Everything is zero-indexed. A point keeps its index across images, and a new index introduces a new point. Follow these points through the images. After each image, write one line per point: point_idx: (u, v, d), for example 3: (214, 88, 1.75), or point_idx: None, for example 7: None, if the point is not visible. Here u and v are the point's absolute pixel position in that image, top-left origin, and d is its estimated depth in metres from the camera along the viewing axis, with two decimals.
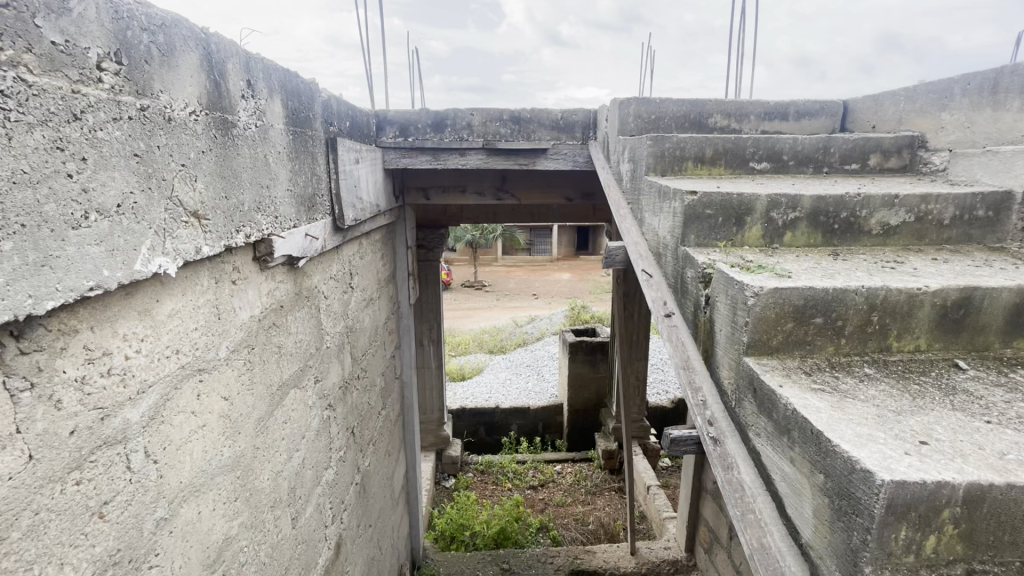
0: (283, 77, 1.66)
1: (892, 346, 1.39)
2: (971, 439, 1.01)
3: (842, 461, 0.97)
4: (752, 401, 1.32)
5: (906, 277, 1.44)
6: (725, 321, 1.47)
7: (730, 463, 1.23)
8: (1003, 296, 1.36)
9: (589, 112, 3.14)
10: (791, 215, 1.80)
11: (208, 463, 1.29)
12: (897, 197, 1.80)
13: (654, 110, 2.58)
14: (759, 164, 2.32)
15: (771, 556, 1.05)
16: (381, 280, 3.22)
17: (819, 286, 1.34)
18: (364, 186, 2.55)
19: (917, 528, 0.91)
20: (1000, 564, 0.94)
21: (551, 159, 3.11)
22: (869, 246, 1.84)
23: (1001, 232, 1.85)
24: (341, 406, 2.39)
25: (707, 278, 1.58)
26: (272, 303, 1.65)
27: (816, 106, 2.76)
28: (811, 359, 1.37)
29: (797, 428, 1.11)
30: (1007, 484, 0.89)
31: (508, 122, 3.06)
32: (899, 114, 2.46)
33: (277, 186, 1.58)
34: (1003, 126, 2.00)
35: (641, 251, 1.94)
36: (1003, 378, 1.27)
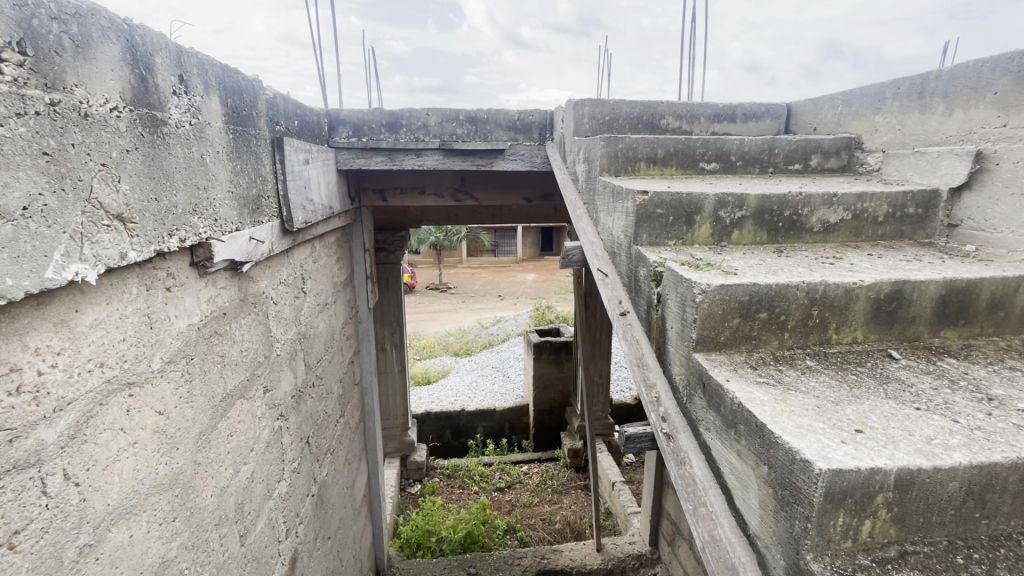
0: (221, 73, 1.59)
1: (831, 339, 1.44)
2: (902, 426, 1.06)
3: (784, 452, 0.99)
4: (702, 396, 1.34)
5: (843, 272, 1.50)
6: (675, 318, 1.49)
7: (683, 458, 1.25)
8: (931, 289, 1.43)
9: (545, 113, 3.16)
10: (738, 213, 1.85)
11: (140, 483, 1.21)
12: (835, 197, 1.88)
13: (608, 111, 2.61)
14: (708, 165, 2.39)
15: (722, 548, 1.07)
16: (336, 284, 3.13)
17: (762, 282, 1.38)
18: (315, 188, 2.47)
19: (854, 514, 0.94)
20: (928, 544, 0.98)
21: (509, 159, 3.11)
22: (811, 242, 1.91)
23: (929, 229, 1.96)
24: (294, 416, 2.30)
25: (658, 276, 1.61)
26: (213, 310, 1.57)
27: (761, 108, 2.86)
28: (757, 354, 1.41)
29: (743, 422, 1.13)
30: (934, 468, 0.93)
31: (464, 122, 3.03)
32: (838, 117, 2.58)
33: (215, 187, 1.51)
34: (930, 128, 2.10)
35: (597, 251, 1.96)
36: (932, 367, 1.34)
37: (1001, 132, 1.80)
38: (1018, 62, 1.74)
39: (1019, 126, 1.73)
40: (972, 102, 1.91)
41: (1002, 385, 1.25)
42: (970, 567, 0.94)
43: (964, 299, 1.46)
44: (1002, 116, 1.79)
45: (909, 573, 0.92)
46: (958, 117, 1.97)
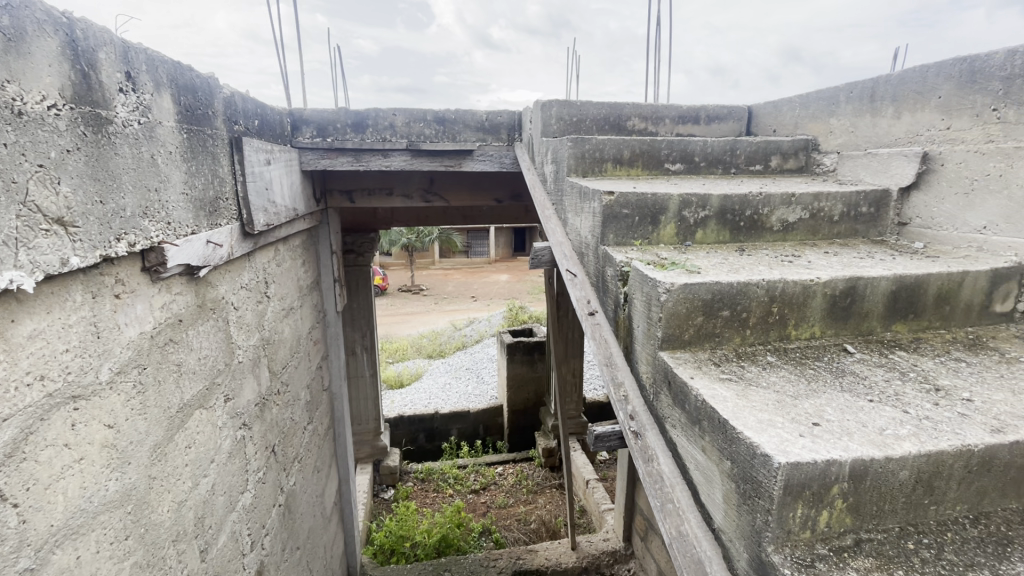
0: (173, 70, 1.52)
1: (791, 335, 1.49)
2: (857, 417, 1.10)
3: (746, 447, 1.01)
4: (667, 394, 1.36)
5: (801, 270, 1.55)
6: (641, 318, 1.51)
7: (650, 455, 1.26)
8: (882, 285, 1.49)
9: (513, 114, 3.16)
10: (702, 213, 1.89)
11: (87, 500, 1.15)
12: (794, 196, 1.94)
13: (575, 112, 2.63)
14: (673, 165, 2.43)
15: (688, 543, 1.09)
16: (302, 288, 3.05)
17: (724, 281, 1.41)
18: (277, 189, 2.40)
19: (812, 505, 0.97)
20: (882, 531, 1.02)
21: (477, 160, 3.10)
22: (772, 241, 1.96)
23: (881, 227, 2.05)
24: (258, 425, 2.23)
25: (625, 276, 1.62)
26: (167, 317, 1.50)
27: (724, 110, 2.93)
28: (720, 350, 1.44)
29: (707, 418, 1.15)
30: (885, 458, 0.97)
31: (432, 122, 3.00)
32: (795, 120, 2.67)
33: (168, 189, 1.45)
34: (880, 130, 2.19)
35: (565, 251, 1.97)
36: (884, 360, 1.39)
37: (946, 135, 1.89)
38: (960, 68, 1.83)
39: (962, 129, 1.83)
40: (918, 105, 2.00)
41: (948, 376, 1.31)
42: (920, 552, 0.97)
43: (913, 294, 1.53)
44: (946, 119, 1.88)
45: (864, 560, 0.96)
46: (906, 121, 2.06)
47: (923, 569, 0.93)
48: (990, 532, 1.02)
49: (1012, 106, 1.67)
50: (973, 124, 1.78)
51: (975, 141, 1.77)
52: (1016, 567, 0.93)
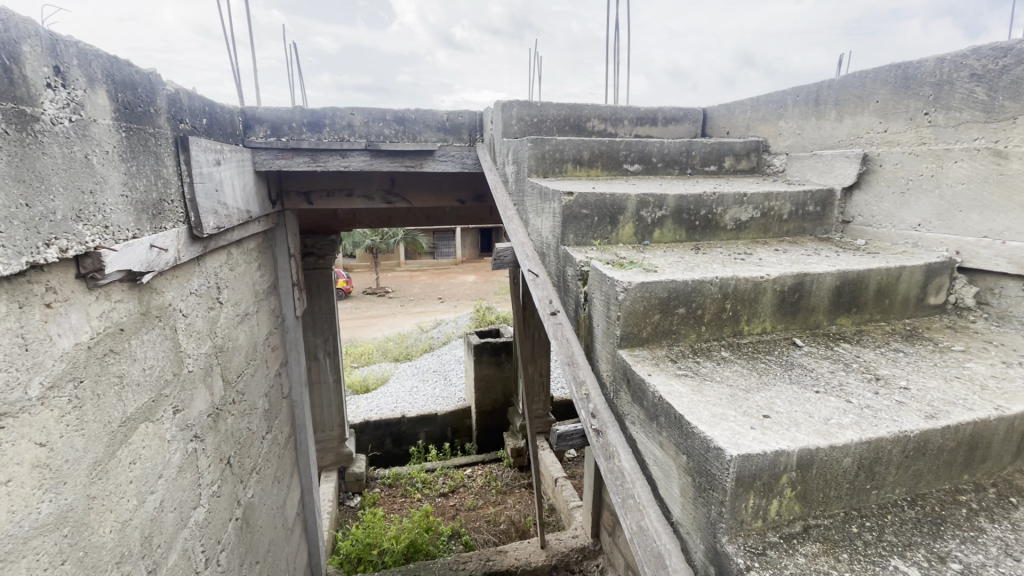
0: (108, 65, 1.44)
1: (744, 330, 1.54)
2: (804, 408, 1.15)
3: (700, 441, 1.04)
4: (627, 391, 1.38)
5: (752, 267, 1.60)
6: (601, 316, 1.53)
7: (612, 453, 1.28)
8: (827, 280, 1.56)
9: (474, 114, 3.15)
10: (659, 213, 1.93)
11: (17, 526, 1.07)
12: (745, 196, 2.00)
13: (536, 113, 2.64)
14: (631, 166, 2.48)
15: (649, 537, 1.10)
16: (258, 292, 2.95)
17: (679, 279, 1.44)
18: (228, 190, 2.31)
19: (763, 495, 1.00)
20: (828, 517, 1.07)
21: (439, 161, 3.07)
22: (726, 239, 2.03)
23: (827, 225, 2.15)
24: (212, 436, 2.14)
25: (584, 275, 1.64)
26: (106, 326, 1.42)
27: (680, 112, 3.00)
28: (676, 347, 1.47)
29: (664, 414, 1.18)
30: (829, 446, 1.01)
31: (391, 122, 2.95)
32: (747, 122, 2.76)
33: (105, 191, 1.37)
34: (824, 132, 2.28)
35: (527, 252, 1.97)
36: (830, 352, 1.46)
37: (883, 137, 1.99)
38: (895, 74, 1.94)
39: (897, 132, 1.93)
40: (858, 109, 2.10)
41: (887, 365, 1.38)
42: (863, 535, 1.02)
43: (856, 289, 1.60)
44: (883, 122, 1.99)
45: (812, 546, 0.99)
46: (848, 124, 2.16)
47: (866, 551, 0.98)
48: (925, 512, 1.08)
49: (941, 110, 1.78)
50: (907, 127, 1.89)
51: (910, 143, 1.88)
52: (948, 545, 0.99)
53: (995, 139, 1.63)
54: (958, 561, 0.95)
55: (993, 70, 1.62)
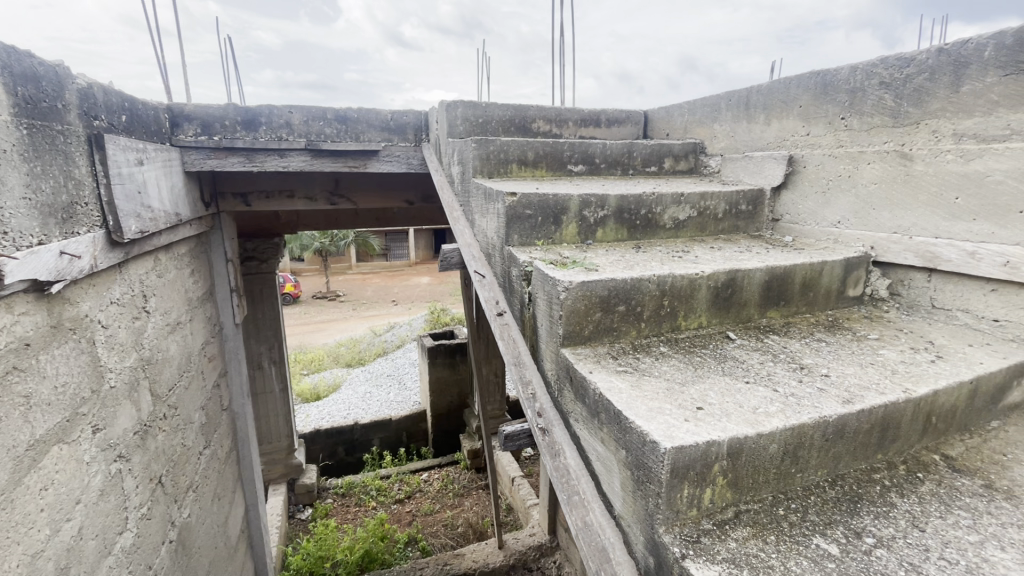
0: (4, 56, 1.31)
1: (681, 325, 1.59)
2: (735, 399, 1.20)
3: (637, 435, 1.06)
4: (570, 389, 1.40)
5: (689, 265, 1.66)
6: (544, 316, 1.54)
7: (557, 450, 1.29)
8: (757, 276, 1.64)
9: (420, 114, 3.11)
10: (601, 213, 1.97)
11: None
12: (682, 196, 2.08)
13: (480, 113, 2.63)
14: (575, 167, 2.52)
15: (594, 532, 1.12)
16: (191, 300, 2.78)
17: (619, 277, 1.47)
18: (154, 191, 2.17)
19: (696, 485, 1.04)
20: (757, 502, 1.12)
21: (384, 161, 3.01)
22: (666, 237, 2.09)
23: (758, 223, 2.26)
24: (139, 454, 2.00)
25: (528, 275, 1.65)
26: (8, 343, 1.30)
27: (623, 114, 3.08)
28: (618, 344, 1.50)
29: (604, 411, 1.20)
30: (757, 435, 1.06)
31: (333, 121, 2.86)
32: (684, 124, 2.86)
33: (3, 193, 1.25)
34: (754, 135, 2.39)
35: (473, 252, 1.97)
36: (760, 344, 1.53)
37: (806, 140, 2.11)
38: (815, 81, 2.06)
39: (818, 136, 2.06)
40: (784, 113, 2.21)
41: (811, 355, 1.47)
42: (789, 517, 1.08)
43: (783, 283, 1.69)
44: (806, 126, 2.11)
45: (743, 530, 1.04)
46: (775, 127, 2.27)
47: (792, 532, 1.04)
48: (844, 491, 1.16)
49: (856, 115, 1.91)
50: (826, 131, 2.02)
51: (829, 146, 2.00)
52: (863, 521, 1.07)
53: (902, 143, 1.76)
54: (872, 536, 1.03)
55: (899, 78, 1.75)
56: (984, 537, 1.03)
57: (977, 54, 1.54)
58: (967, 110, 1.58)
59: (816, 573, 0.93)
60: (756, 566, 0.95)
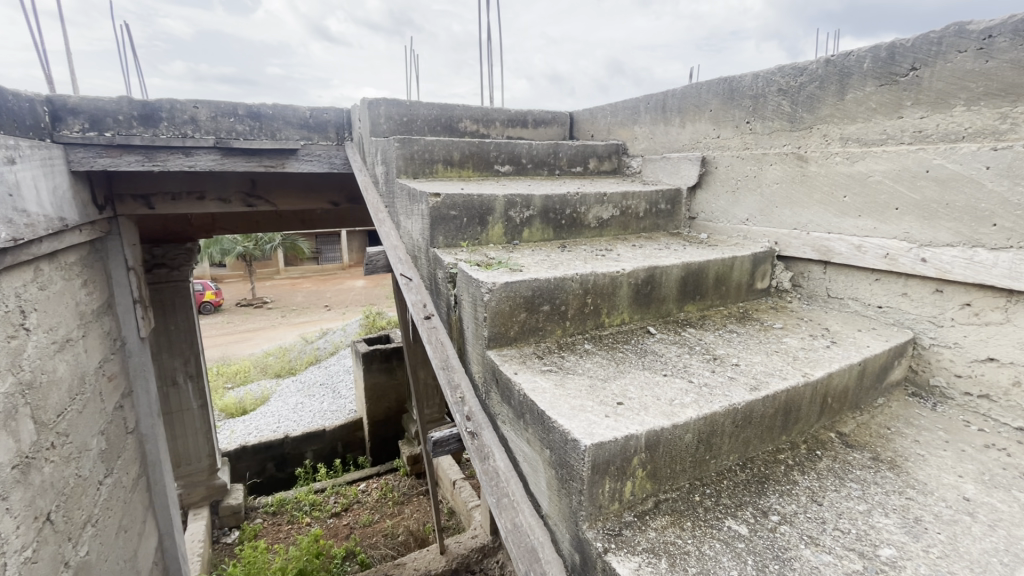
0: None
1: (605, 322, 1.63)
2: (652, 392, 1.24)
3: (559, 434, 1.07)
4: (497, 391, 1.39)
5: (611, 263, 1.70)
6: (470, 317, 1.52)
7: (486, 454, 1.27)
8: (674, 272, 1.71)
9: (341, 111, 2.99)
10: (527, 213, 1.98)
11: None
12: (605, 195, 2.13)
13: (404, 112, 2.57)
14: (502, 167, 2.52)
15: (522, 533, 1.11)
16: (84, 313, 2.50)
17: (542, 277, 1.48)
18: (31, 194, 1.92)
19: (617, 479, 1.06)
20: (674, 491, 1.16)
21: (303, 161, 2.87)
22: (590, 236, 2.14)
23: (677, 221, 2.38)
24: (20, 491, 1.77)
25: (453, 278, 1.62)
26: None
27: (549, 115, 3.12)
28: (544, 344, 1.52)
29: (529, 411, 1.20)
30: (672, 426, 1.10)
31: (245, 118, 2.68)
32: (608, 126, 2.95)
33: None
34: (671, 137, 2.49)
35: (400, 255, 1.90)
36: (678, 337, 1.60)
37: (717, 142, 2.24)
38: (723, 87, 2.18)
39: (727, 138, 2.18)
40: (697, 116, 2.33)
41: (724, 346, 1.55)
42: (703, 502, 1.13)
43: (698, 278, 1.78)
44: (716, 129, 2.23)
45: (662, 519, 1.08)
46: (689, 130, 2.38)
47: (705, 517, 1.09)
48: (753, 473, 1.23)
49: (759, 119, 2.04)
50: (734, 133, 2.15)
51: (737, 148, 2.14)
52: (769, 500, 1.14)
53: (798, 146, 1.91)
54: (777, 513, 1.10)
55: (795, 86, 1.89)
56: (871, 505, 1.13)
57: (857, 65, 1.69)
58: (850, 116, 1.73)
59: (728, 554, 0.98)
60: (673, 553, 0.98)
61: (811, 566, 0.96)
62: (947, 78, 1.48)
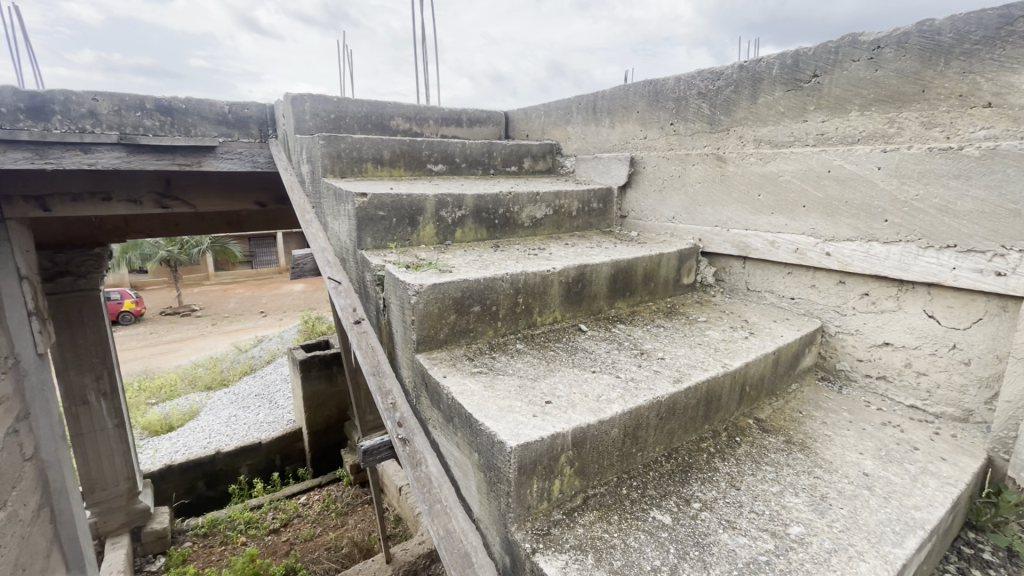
0: None
1: (537, 321, 1.63)
2: (580, 389, 1.26)
3: (486, 436, 1.06)
4: (427, 395, 1.37)
5: (542, 262, 1.71)
6: (398, 321, 1.48)
7: (418, 460, 1.23)
8: (604, 270, 1.74)
9: (264, 107, 2.84)
10: (459, 213, 1.96)
11: None
12: (538, 195, 2.14)
13: (332, 109, 2.47)
14: (435, 166, 2.48)
15: (456, 539, 1.09)
16: None
17: (471, 277, 1.46)
18: None
19: (544, 478, 1.06)
20: (603, 485, 1.18)
21: (222, 159, 2.68)
22: (524, 235, 2.14)
23: (609, 220, 2.44)
24: None
25: (381, 280, 1.57)
26: None
27: (484, 115, 3.11)
28: (475, 345, 1.50)
29: (457, 415, 1.18)
30: (597, 422, 1.12)
31: (154, 112, 2.48)
32: (542, 126, 2.97)
33: None
34: (602, 138, 2.55)
35: (327, 257, 1.82)
36: (608, 333, 1.64)
37: (644, 142, 2.31)
38: (648, 89, 2.24)
39: (652, 139, 2.26)
40: (625, 117, 2.39)
41: (651, 340, 1.60)
42: (630, 494, 1.16)
43: (628, 275, 1.83)
44: (643, 130, 2.30)
45: (589, 515, 1.09)
46: (618, 130, 2.44)
47: (632, 509, 1.11)
48: (677, 463, 1.28)
49: (682, 121, 2.12)
50: (659, 134, 2.22)
51: (662, 149, 2.21)
52: (691, 488, 1.18)
53: (718, 147, 2.00)
54: (698, 500, 1.14)
55: (712, 90, 1.98)
56: (784, 486, 1.20)
57: (767, 71, 1.79)
58: (762, 119, 1.83)
59: (652, 544, 1.01)
60: (599, 548, 0.99)
61: (728, 549, 1.00)
62: (844, 85, 1.60)
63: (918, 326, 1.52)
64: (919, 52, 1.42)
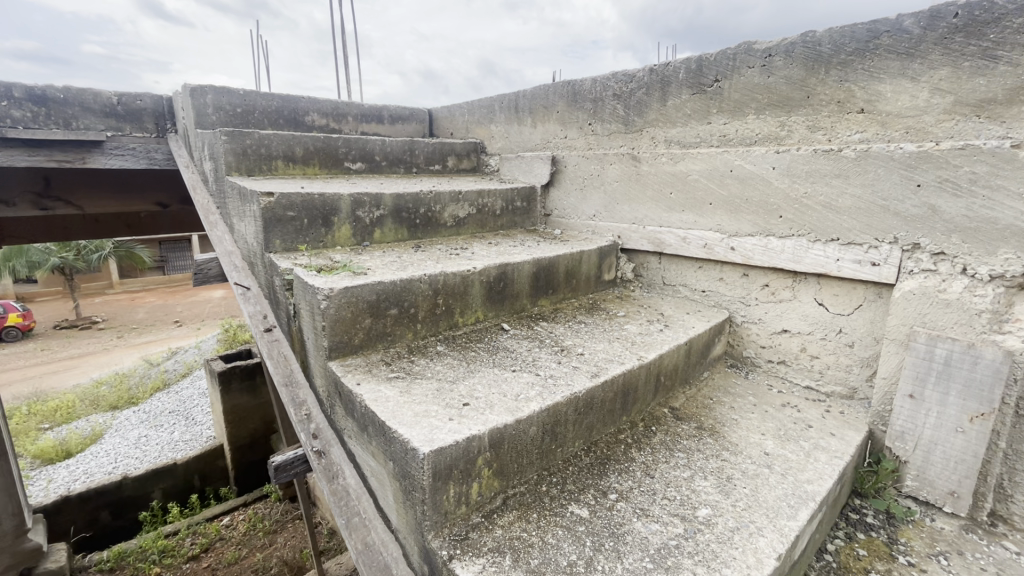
0: None
1: (457, 322, 1.61)
2: (499, 390, 1.25)
3: (400, 444, 1.02)
4: (341, 404, 1.30)
5: (463, 262, 1.69)
6: (309, 328, 1.40)
7: (334, 472, 1.17)
8: (526, 269, 1.75)
9: (160, 98, 2.59)
10: (377, 213, 1.89)
11: None
12: (460, 194, 2.11)
13: (238, 102, 2.31)
14: (353, 164, 2.38)
15: (374, 552, 1.04)
16: None
17: (387, 280, 1.41)
18: None
19: (461, 482, 1.04)
20: (522, 484, 1.18)
21: (111, 155, 2.42)
22: (447, 235, 2.11)
23: (533, 219, 2.46)
24: None
25: (290, 284, 1.48)
26: None
27: (406, 111, 3.03)
28: (393, 349, 1.45)
29: (371, 424, 1.13)
30: (515, 421, 1.11)
31: (24, 102, 2.19)
32: (466, 124, 2.95)
33: None
34: (525, 137, 2.56)
35: (233, 261, 1.69)
36: (530, 332, 1.65)
37: (565, 142, 2.34)
38: (567, 89, 2.28)
39: (572, 138, 2.30)
40: (546, 117, 2.41)
41: (571, 337, 1.63)
42: (549, 491, 1.17)
43: (550, 273, 1.85)
44: (563, 129, 2.34)
45: (509, 515, 1.09)
46: (540, 129, 2.46)
47: (551, 505, 1.12)
48: (596, 456, 1.30)
49: (599, 121, 2.17)
50: (579, 134, 2.27)
51: (582, 148, 2.26)
52: (608, 480, 1.21)
53: (632, 147, 2.07)
54: (615, 492, 1.17)
55: (626, 91, 2.04)
56: (694, 471, 1.26)
57: (674, 75, 1.88)
58: (671, 121, 1.92)
59: (569, 539, 1.02)
60: (518, 547, 0.99)
61: (641, 537, 1.03)
62: (742, 89, 1.70)
63: (811, 314, 1.65)
64: (803, 61, 1.54)
